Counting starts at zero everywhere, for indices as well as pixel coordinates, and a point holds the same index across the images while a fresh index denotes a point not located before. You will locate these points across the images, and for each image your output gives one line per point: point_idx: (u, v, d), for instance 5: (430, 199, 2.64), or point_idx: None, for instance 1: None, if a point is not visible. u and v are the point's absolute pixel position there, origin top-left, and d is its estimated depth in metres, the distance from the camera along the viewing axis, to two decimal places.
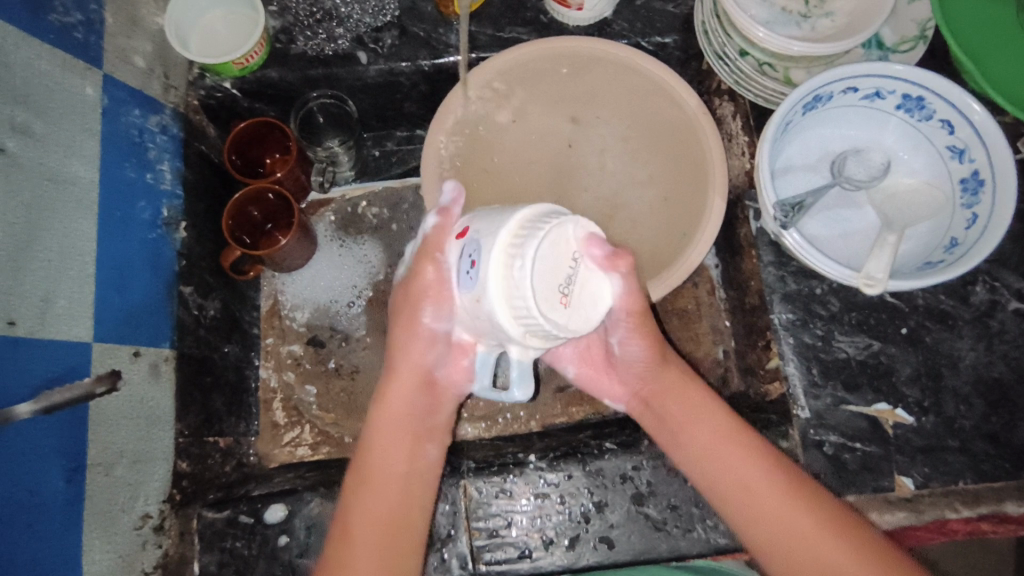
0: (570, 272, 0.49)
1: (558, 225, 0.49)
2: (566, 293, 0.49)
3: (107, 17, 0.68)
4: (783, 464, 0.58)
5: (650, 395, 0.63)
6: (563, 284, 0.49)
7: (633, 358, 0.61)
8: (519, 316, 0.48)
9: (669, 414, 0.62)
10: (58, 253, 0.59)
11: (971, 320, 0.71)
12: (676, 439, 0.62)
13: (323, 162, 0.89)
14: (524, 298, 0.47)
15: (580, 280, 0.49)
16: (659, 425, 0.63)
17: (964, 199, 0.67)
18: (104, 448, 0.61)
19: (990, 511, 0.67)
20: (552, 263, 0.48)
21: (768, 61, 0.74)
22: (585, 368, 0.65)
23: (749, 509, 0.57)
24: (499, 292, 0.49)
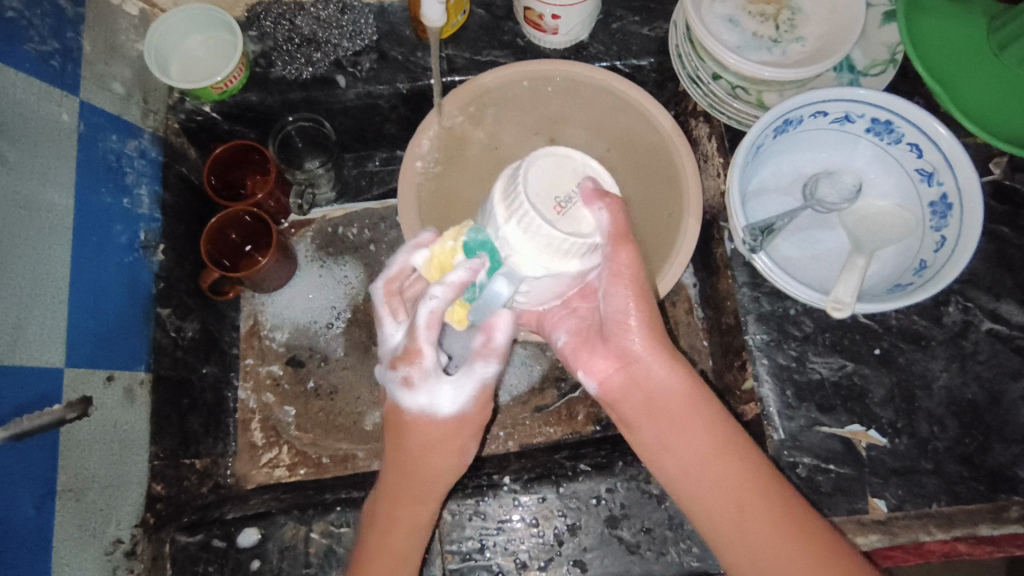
0: (569, 193, 0.53)
1: (562, 155, 0.55)
2: (562, 207, 0.53)
3: (86, 44, 0.70)
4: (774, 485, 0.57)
5: (635, 373, 0.62)
6: (561, 196, 0.53)
7: (622, 316, 0.61)
8: (516, 216, 0.51)
9: (656, 392, 0.61)
10: (31, 280, 0.59)
11: (944, 341, 0.71)
12: (664, 445, 0.61)
13: (302, 185, 0.89)
14: (521, 195, 0.52)
15: (576, 203, 0.53)
16: (645, 406, 0.62)
17: (933, 222, 0.68)
18: (75, 474, 0.61)
19: (964, 534, 0.67)
20: (553, 177, 0.53)
21: (740, 84, 0.75)
22: (577, 337, 0.65)
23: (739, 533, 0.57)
24: (499, 194, 0.53)
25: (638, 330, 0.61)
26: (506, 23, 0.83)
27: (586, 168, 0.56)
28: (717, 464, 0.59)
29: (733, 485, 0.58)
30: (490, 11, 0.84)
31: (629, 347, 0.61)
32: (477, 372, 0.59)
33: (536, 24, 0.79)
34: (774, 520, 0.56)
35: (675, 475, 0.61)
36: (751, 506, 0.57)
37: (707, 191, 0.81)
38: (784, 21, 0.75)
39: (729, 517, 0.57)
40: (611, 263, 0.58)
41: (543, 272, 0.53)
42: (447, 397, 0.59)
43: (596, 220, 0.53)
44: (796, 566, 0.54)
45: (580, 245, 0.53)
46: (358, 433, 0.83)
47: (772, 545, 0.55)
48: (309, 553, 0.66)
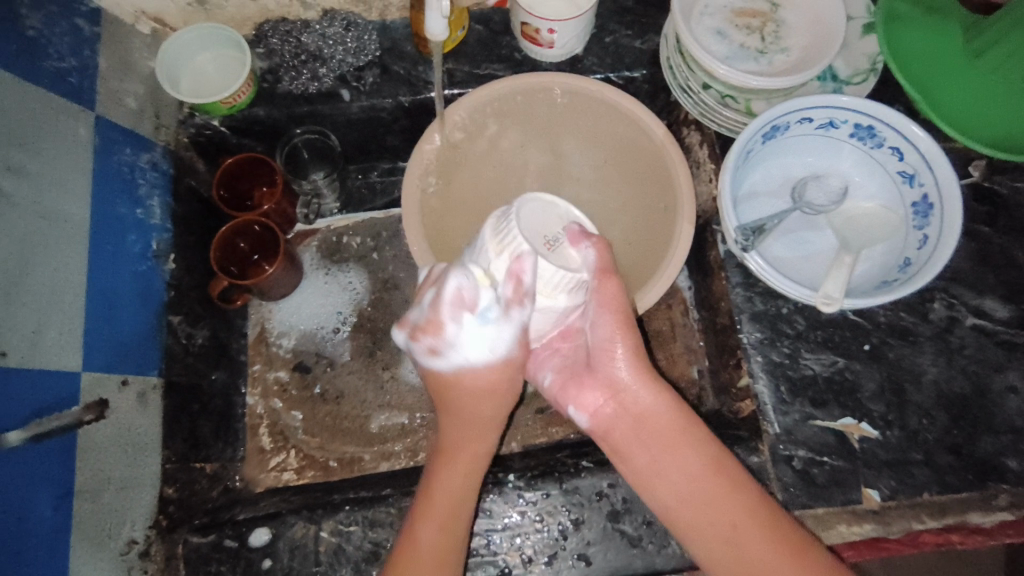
0: (557, 234, 0.58)
1: (549, 202, 0.60)
2: (550, 244, 0.58)
3: (101, 62, 0.73)
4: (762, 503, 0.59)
5: (624, 402, 0.64)
6: (549, 235, 0.58)
7: (608, 345, 0.62)
8: (512, 245, 0.55)
9: (645, 419, 0.63)
10: (51, 287, 0.62)
11: (931, 336, 0.74)
12: (656, 471, 0.62)
13: (307, 194, 0.92)
14: (514, 230, 0.56)
15: (564, 243, 0.58)
16: (636, 433, 0.63)
17: (916, 221, 0.71)
18: (91, 475, 0.63)
19: (955, 522, 0.69)
20: (543, 220, 0.59)
21: (730, 93, 0.78)
22: (562, 374, 0.66)
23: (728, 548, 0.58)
24: (489, 230, 0.57)
25: (624, 358, 0.63)
26: (504, 38, 0.87)
27: (570, 214, 0.61)
28: (711, 487, 0.60)
29: (728, 507, 0.59)
30: (488, 26, 0.87)
31: (616, 376, 0.63)
32: (515, 318, 0.57)
33: (533, 39, 0.83)
34: (768, 541, 0.57)
35: (667, 500, 0.61)
36: (745, 527, 0.58)
37: (700, 196, 0.84)
38: (769, 33, 0.78)
39: (723, 538, 0.58)
40: (596, 296, 0.61)
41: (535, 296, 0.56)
42: (476, 351, 0.59)
43: (583, 259, 0.59)
44: None
45: (570, 279, 0.57)
46: (365, 437, 0.85)
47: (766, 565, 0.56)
48: (319, 552, 0.67)
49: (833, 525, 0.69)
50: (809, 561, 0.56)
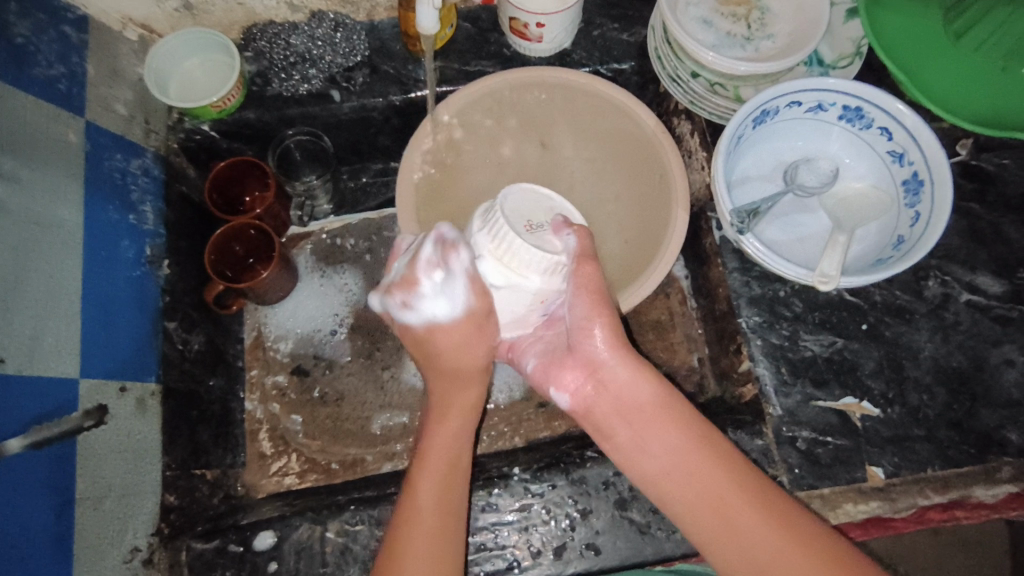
0: (541, 221, 0.60)
1: (546, 194, 0.63)
2: (531, 225, 0.59)
3: (90, 68, 0.73)
4: (755, 482, 0.57)
5: (604, 380, 0.63)
6: (533, 219, 0.59)
7: (584, 323, 0.62)
8: (489, 228, 0.58)
9: (625, 398, 0.62)
10: (46, 293, 0.61)
11: (926, 313, 0.75)
12: (639, 448, 0.61)
13: (301, 196, 0.92)
14: (497, 206, 0.59)
15: (547, 229, 0.60)
16: (617, 414, 0.62)
17: (907, 199, 0.72)
18: (92, 483, 0.62)
19: (959, 496, 0.69)
20: (529, 205, 0.61)
21: (718, 81, 0.79)
22: (544, 360, 0.66)
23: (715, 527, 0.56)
24: (481, 208, 0.61)
25: (601, 336, 0.62)
26: (492, 35, 0.88)
27: (563, 209, 0.63)
28: (695, 462, 0.58)
29: (713, 480, 0.57)
30: (476, 24, 0.88)
31: (594, 355, 0.62)
32: (457, 266, 0.59)
33: (521, 34, 0.84)
34: (752, 511, 0.55)
35: (653, 478, 0.60)
36: (732, 500, 0.56)
37: (692, 185, 0.85)
38: (755, 20, 0.79)
39: (712, 515, 0.56)
40: (575, 281, 0.61)
41: (503, 280, 0.58)
42: (442, 303, 0.61)
43: (563, 245, 0.59)
44: (778, 555, 0.53)
45: (546, 263, 0.57)
46: (366, 437, 0.84)
47: (756, 537, 0.54)
48: (325, 553, 0.66)
49: (840, 504, 0.69)
50: (801, 531, 0.53)
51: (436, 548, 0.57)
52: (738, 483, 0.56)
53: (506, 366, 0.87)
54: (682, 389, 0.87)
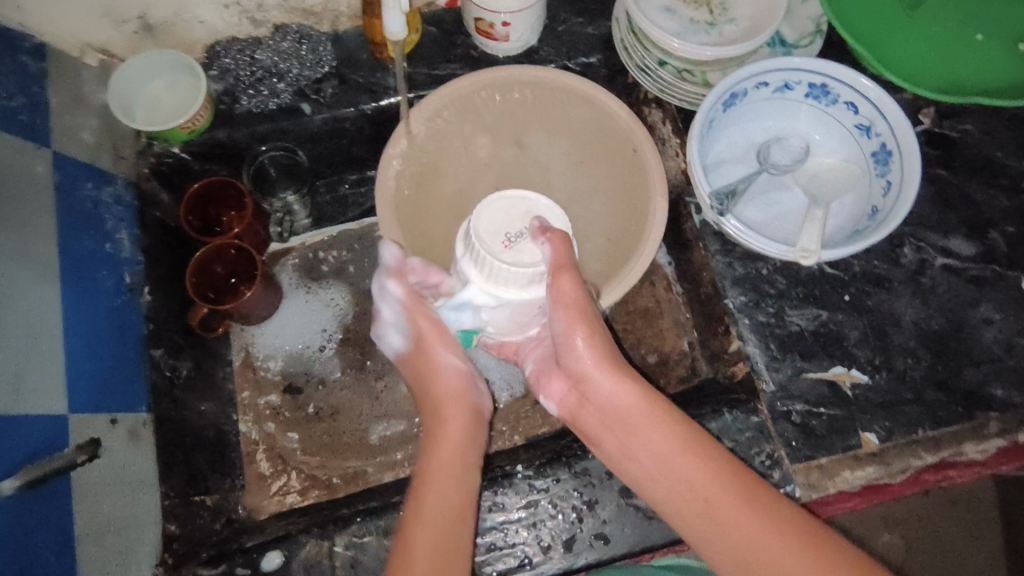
0: (518, 232, 0.60)
1: (520, 196, 0.62)
2: (509, 240, 0.60)
3: (51, 98, 0.71)
4: (744, 482, 0.58)
5: (585, 390, 0.66)
6: (509, 233, 0.60)
7: (564, 338, 0.64)
8: (473, 255, 0.60)
9: (607, 406, 0.64)
10: (26, 330, 0.60)
11: (905, 280, 0.76)
12: (626, 453, 0.63)
13: (279, 213, 0.90)
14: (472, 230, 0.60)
15: (525, 239, 0.60)
16: (602, 421, 0.64)
17: (878, 169, 0.73)
18: (92, 518, 0.61)
19: (952, 454, 0.71)
20: (504, 218, 0.60)
21: (686, 67, 0.81)
22: (539, 364, 0.70)
23: (708, 528, 0.57)
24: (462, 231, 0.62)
25: (583, 346, 0.64)
26: (458, 37, 0.88)
27: (542, 208, 0.62)
28: (680, 464, 0.60)
29: (701, 482, 0.58)
30: (441, 27, 0.88)
31: (575, 367, 0.65)
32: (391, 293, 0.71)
33: (487, 34, 0.84)
34: (737, 507, 0.56)
35: (644, 480, 0.62)
36: (718, 499, 0.57)
37: (669, 172, 0.86)
38: (716, 6, 0.81)
39: (704, 518, 0.58)
40: (555, 294, 0.61)
41: (493, 301, 0.61)
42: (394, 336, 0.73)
43: (542, 253, 0.59)
44: (773, 553, 0.54)
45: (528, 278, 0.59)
46: (364, 449, 0.83)
47: (749, 535, 0.55)
48: (335, 567, 0.66)
49: (838, 472, 0.71)
50: (795, 526, 0.55)
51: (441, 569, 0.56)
52: (727, 484, 0.58)
53: (501, 365, 0.87)
54: (676, 374, 0.88)
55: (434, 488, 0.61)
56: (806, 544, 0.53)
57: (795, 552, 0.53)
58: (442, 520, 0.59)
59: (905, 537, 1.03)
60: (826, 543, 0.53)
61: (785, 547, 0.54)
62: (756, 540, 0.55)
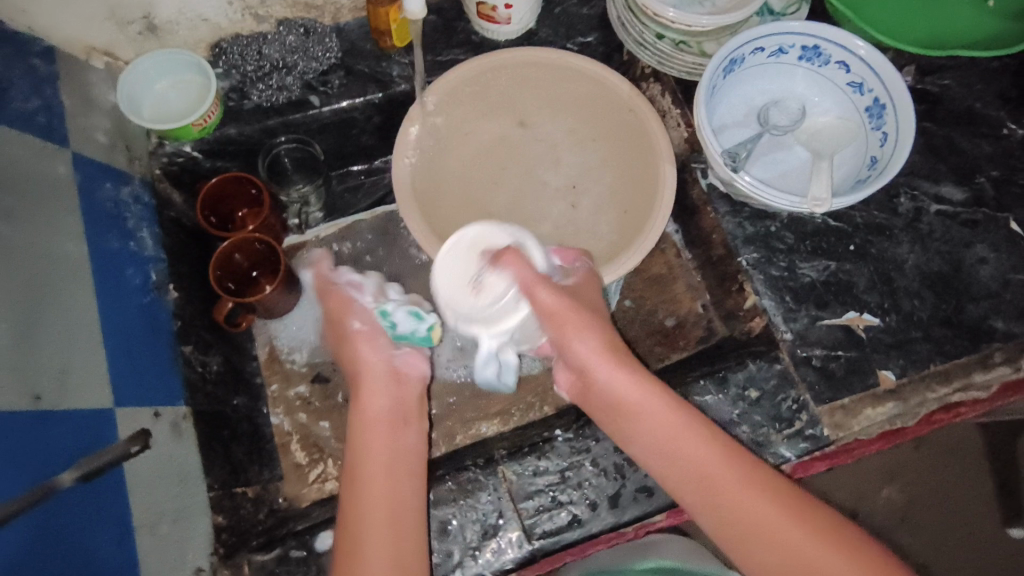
0: (479, 269, 0.64)
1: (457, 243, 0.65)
2: (478, 284, 0.63)
3: (65, 100, 0.71)
4: (745, 463, 0.59)
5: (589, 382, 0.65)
6: (471, 278, 0.64)
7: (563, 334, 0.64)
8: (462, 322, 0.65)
9: (610, 394, 0.64)
10: (65, 327, 0.60)
11: (904, 227, 0.81)
12: (628, 435, 0.63)
13: (296, 203, 0.92)
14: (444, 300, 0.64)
15: (485, 274, 0.63)
16: (605, 408, 0.65)
17: (872, 123, 0.78)
18: (145, 510, 0.62)
19: (962, 384, 0.75)
20: (459, 272, 0.64)
21: (681, 39, 0.85)
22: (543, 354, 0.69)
23: (710, 507, 0.58)
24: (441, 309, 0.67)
25: (581, 342, 0.64)
26: (458, 24, 0.90)
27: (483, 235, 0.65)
28: (685, 441, 0.61)
29: (705, 461, 0.60)
30: (441, 15, 0.90)
31: (577, 360, 0.64)
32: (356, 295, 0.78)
33: (489, 18, 0.86)
34: (740, 484, 0.58)
35: (645, 460, 0.63)
36: (720, 479, 0.59)
37: (672, 142, 0.89)
38: None
39: (705, 497, 0.59)
40: (542, 307, 0.63)
41: (508, 337, 0.65)
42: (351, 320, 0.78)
43: (506, 275, 0.62)
44: (777, 529, 0.56)
45: (507, 304, 0.63)
46: None
47: (751, 512, 0.57)
48: None
49: (860, 410, 0.74)
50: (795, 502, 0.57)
51: (387, 546, 0.56)
52: (729, 463, 0.59)
53: None
54: (694, 335, 0.91)
55: (364, 463, 0.61)
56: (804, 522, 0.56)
57: (797, 525, 0.56)
58: (386, 526, 0.57)
59: (905, 489, 1.07)
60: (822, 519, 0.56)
61: (787, 524, 0.56)
62: (759, 517, 0.56)
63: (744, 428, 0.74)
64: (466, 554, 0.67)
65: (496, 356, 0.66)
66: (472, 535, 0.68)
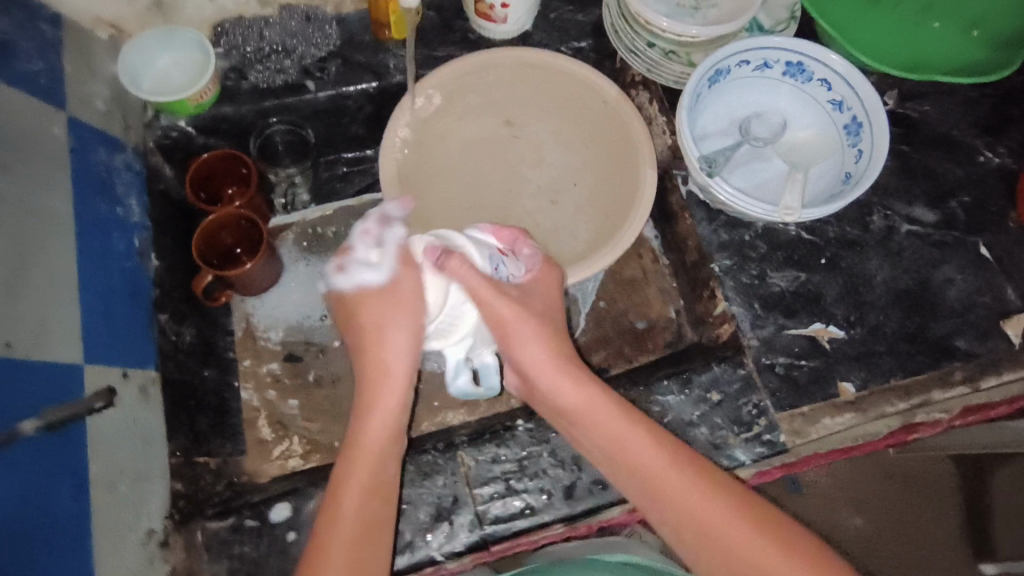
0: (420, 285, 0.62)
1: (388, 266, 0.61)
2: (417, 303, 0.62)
3: (67, 64, 0.73)
4: (693, 466, 0.59)
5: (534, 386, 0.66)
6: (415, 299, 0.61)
7: (511, 343, 0.64)
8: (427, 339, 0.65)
9: (556, 401, 0.65)
10: (48, 283, 0.62)
11: (876, 244, 0.82)
12: (578, 435, 0.64)
13: (283, 184, 0.93)
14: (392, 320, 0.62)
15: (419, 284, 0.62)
16: (552, 411, 0.66)
17: (850, 140, 0.80)
18: (106, 466, 0.63)
19: (921, 401, 0.77)
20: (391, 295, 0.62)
21: (672, 49, 0.87)
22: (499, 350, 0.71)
23: (663, 511, 0.58)
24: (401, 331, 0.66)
25: (530, 349, 0.64)
26: (455, 22, 0.92)
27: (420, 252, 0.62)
28: (631, 444, 0.61)
29: (655, 464, 0.59)
30: (439, 12, 0.92)
31: (522, 366, 0.65)
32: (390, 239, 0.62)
33: (485, 16, 0.88)
34: (687, 486, 0.58)
35: (599, 460, 0.63)
36: (668, 481, 0.58)
37: (656, 149, 0.91)
38: None
39: (662, 502, 0.58)
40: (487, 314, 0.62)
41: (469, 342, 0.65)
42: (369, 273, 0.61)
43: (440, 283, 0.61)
44: (728, 533, 0.55)
45: (453, 309, 0.62)
46: None
47: (706, 516, 0.56)
48: None
49: (817, 419, 0.76)
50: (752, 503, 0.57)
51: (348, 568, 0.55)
52: (677, 465, 0.59)
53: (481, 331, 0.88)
54: (662, 339, 0.93)
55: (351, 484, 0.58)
56: (760, 524, 0.55)
57: (749, 523, 0.55)
58: (350, 551, 0.55)
59: (873, 521, 1.07)
60: (772, 517, 0.56)
61: (738, 525, 0.55)
62: (708, 521, 0.56)
63: (702, 430, 0.76)
64: (417, 534, 0.68)
65: (466, 364, 0.66)
66: (425, 516, 0.69)
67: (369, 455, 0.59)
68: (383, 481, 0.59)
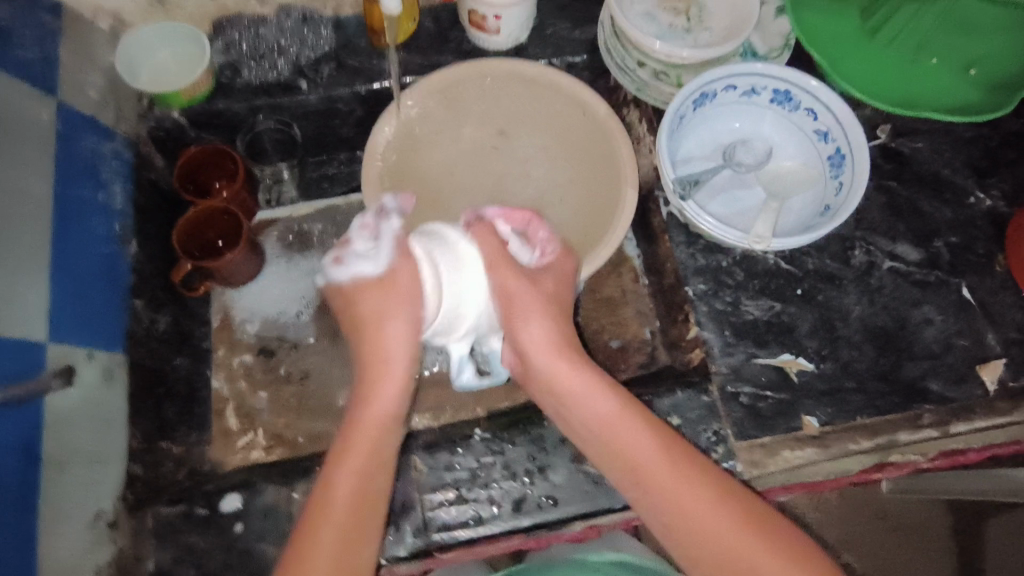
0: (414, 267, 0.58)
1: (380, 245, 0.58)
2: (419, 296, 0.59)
3: (64, 52, 0.75)
4: (685, 458, 0.59)
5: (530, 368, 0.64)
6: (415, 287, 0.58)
7: (513, 321, 0.61)
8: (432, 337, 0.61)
9: (554, 384, 0.63)
10: (17, 262, 0.63)
11: (855, 278, 0.81)
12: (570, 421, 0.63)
13: (268, 179, 0.98)
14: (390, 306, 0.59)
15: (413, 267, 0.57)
16: (547, 395, 0.64)
17: (832, 173, 0.79)
18: (61, 445, 0.65)
19: (886, 441, 0.76)
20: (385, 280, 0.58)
21: (662, 69, 0.87)
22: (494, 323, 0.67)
23: (656, 503, 0.58)
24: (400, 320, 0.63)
25: (532, 329, 0.62)
26: (451, 32, 0.94)
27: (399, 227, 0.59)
28: (624, 433, 0.60)
29: (649, 455, 0.59)
30: (437, 22, 0.94)
31: (522, 346, 0.63)
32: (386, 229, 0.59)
33: (479, 27, 0.89)
34: (678, 479, 0.58)
35: (591, 449, 0.63)
36: (660, 472, 0.58)
37: (642, 169, 0.91)
38: (694, 15, 0.87)
39: (655, 494, 0.58)
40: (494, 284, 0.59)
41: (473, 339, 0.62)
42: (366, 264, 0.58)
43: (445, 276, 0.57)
44: (717, 526, 0.56)
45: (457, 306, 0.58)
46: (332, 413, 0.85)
47: (698, 509, 0.56)
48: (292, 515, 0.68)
49: (778, 451, 0.75)
50: (738, 499, 0.57)
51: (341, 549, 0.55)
52: (668, 456, 0.59)
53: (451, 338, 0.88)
54: (635, 359, 0.92)
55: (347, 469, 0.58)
56: (745, 519, 0.56)
57: (739, 520, 0.56)
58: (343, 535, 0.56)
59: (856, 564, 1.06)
60: (757, 510, 0.57)
61: (725, 519, 0.56)
62: (698, 512, 0.56)
63: None
64: None
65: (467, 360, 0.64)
66: None
67: (366, 438, 0.59)
68: (383, 459, 0.59)
